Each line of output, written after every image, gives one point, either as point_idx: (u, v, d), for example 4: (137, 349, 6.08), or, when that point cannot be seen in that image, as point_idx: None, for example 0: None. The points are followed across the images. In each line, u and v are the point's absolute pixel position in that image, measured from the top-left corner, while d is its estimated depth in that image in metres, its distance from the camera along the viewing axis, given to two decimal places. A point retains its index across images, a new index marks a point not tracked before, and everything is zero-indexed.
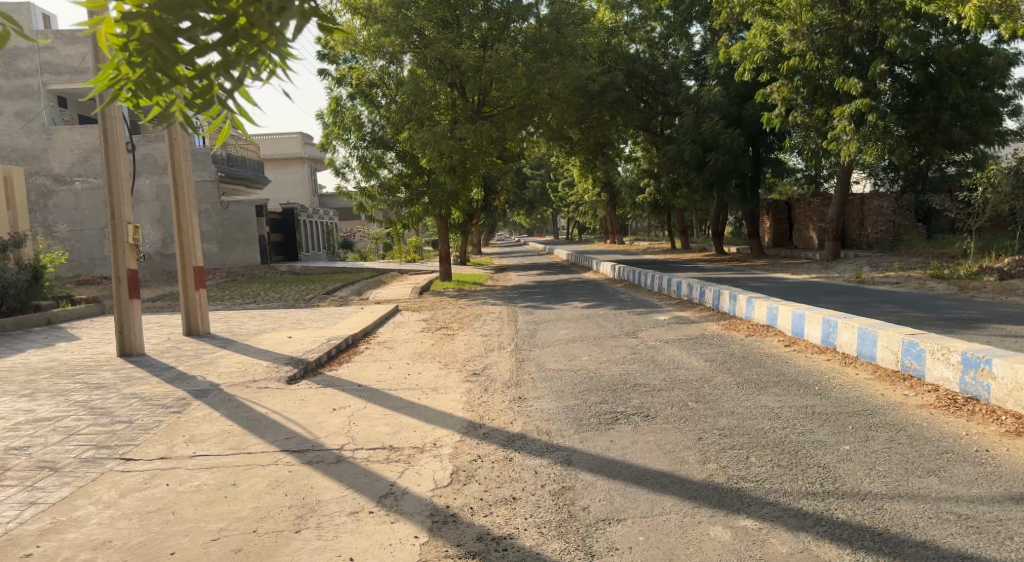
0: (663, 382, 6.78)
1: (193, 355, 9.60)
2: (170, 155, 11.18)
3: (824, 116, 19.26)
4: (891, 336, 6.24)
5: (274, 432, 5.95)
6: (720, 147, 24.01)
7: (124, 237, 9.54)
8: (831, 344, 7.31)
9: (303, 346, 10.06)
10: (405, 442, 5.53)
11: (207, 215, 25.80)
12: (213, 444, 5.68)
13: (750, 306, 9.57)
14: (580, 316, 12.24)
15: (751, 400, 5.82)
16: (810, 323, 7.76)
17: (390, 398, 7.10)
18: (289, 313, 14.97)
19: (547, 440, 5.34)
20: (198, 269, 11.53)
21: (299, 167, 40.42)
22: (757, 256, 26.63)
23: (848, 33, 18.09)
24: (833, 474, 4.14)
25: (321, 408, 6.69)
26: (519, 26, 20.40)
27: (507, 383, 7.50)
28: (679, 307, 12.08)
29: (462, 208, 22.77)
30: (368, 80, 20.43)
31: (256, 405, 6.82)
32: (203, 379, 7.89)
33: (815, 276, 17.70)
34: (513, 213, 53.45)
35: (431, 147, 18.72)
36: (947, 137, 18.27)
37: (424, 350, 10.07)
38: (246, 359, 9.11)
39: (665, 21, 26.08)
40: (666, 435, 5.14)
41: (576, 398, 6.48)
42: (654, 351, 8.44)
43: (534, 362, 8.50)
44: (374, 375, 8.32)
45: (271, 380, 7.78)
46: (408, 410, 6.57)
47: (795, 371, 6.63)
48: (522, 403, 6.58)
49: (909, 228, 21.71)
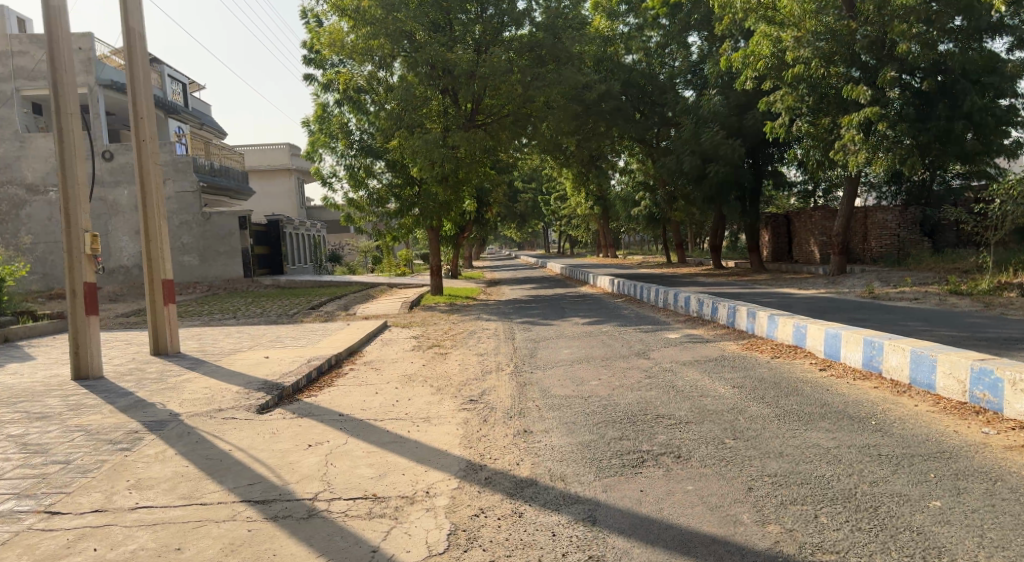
0: (689, 414, 5.87)
1: (157, 378, 8.63)
2: (138, 159, 10.32)
3: (829, 126, 18.49)
4: (955, 361, 5.41)
5: (237, 476, 5.04)
6: (721, 158, 23.27)
7: (81, 247, 8.61)
8: (875, 370, 6.46)
9: (281, 367, 9.12)
10: (392, 490, 4.62)
11: (188, 226, 24.79)
12: (161, 492, 4.75)
13: (773, 323, 8.75)
14: (583, 334, 11.36)
15: (799, 438, 4.96)
16: (848, 345, 6.94)
17: (376, 431, 6.16)
18: (270, 330, 13.99)
19: (561, 489, 4.43)
20: (168, 283, 10.58)
21: (286, 177, 39.47)
22: (758, 271, 25.89)
23: (855, 40, 17.42)
24: (936, 544, 3.27)
25: (294, 444, 5.76)
26: (513, 32, 19.64)
27: (509, 412, 6.60)
28: (689, 325, 11.24)
29: (455, 219, 21.81)
30: (356, 85, 19.43)
31: (219, 441, 5.88)
32: (162, 408, 6.95)
33: (824, 291, 16.87)
34: (506, 227, 52.65)
35: (422, 155, 17.84)
36: (959, 146, 17.43)
37: (414, 372, 9.15)
38: (214, 384, 8.16)
39: (662, 29, 25.45)
40: (708, 484, 4.25)
41: (591, 433, 5.59)
42: (671, 374, 7.58)
43: (538, 387, 7.61)
44: (357, 402, 7.38)
45: (240, 408, 6.85)
46: (396, 446, 5.65)
47: (841, 402, 5.76)
48: (529, 438, 5.68)
49: (916, 242, 20.91)
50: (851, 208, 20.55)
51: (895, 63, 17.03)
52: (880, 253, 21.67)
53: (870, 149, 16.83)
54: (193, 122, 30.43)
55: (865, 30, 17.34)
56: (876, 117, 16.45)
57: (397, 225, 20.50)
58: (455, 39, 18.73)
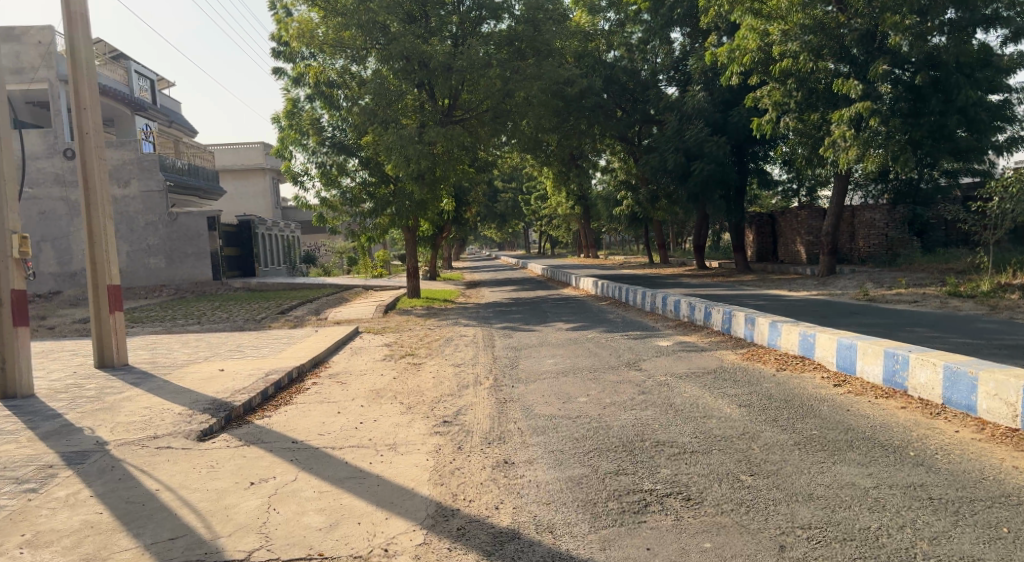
0: (693, 441, 5.10)
1: (94, 397, 7.68)
2: (81, 155, 9.37)
3: (818, 122, 17.89)
4: (1002, 382, 4.71)
5: (156, 527, 4.18)
6: (706, 156, 22.53)
7: (7, 249, 7.62)
8: (900, 387, 5.74)
9: (235, 382, 8.21)
10: (343, 548, 3.80)
11: (154, 227, 23.56)
12: (60, 550, 3.88)
13: (775, 331, 8.05)
14: (568, 342, 10.57)
15: (828, 474, 4.22)
16: (865, 357, 6.22)
17: (333, 463, 5.31)
18: (230, 338, 13.00)
19: (548, 546, 3.65)
20: (114, 288, 9.61)
21: (261, 177, 38.28)
22: (743, 272, 25.30)
23: (844, 34, 16.74)
24: None
25: (234, 482, 4.91)
26: (492, 25, 18.85)
27: (487, 437, 5.79)
28: (681, 331, 10.49)
29: (432, 219, 20.96)
30: (328, 79, 18.46)
31: (145, 478, 5.00)
32: (88, 436, 6.04)
33: (816, 292, 16.22)
34: (487, 227, 51.67)
35: (396, 152, 16.97)
36: (952, 143, 16.86)
37: (383, 386, 8.29)
38: (156, 403, 7.25)
39: (644, 25, 24.64)
40: (730, 541, 3.50)
41: (583, 466, 4.79)
42: (668, 389, 6.80)
43: (519, 405, 6.80)
44: (315, 426, 6.50)
45: (177, 435, 5.97)
46: (354, 484, 4.81)
47: (866, 427, 5.03)
48: (510, 472, 4.86)
49: (904, 241, 20.34)
50: (841, 208, 19.91)
51: (887, 57, 16.38)
52: (867, 252, 21.19)
53: (861, 145, 16.20)
54: (160, 119, 29.24)
55: (855, 23, 16.60)
56: (868, 112, 15.80)
57: (372, 225, 19.52)
58: (431, 32, 17.89)
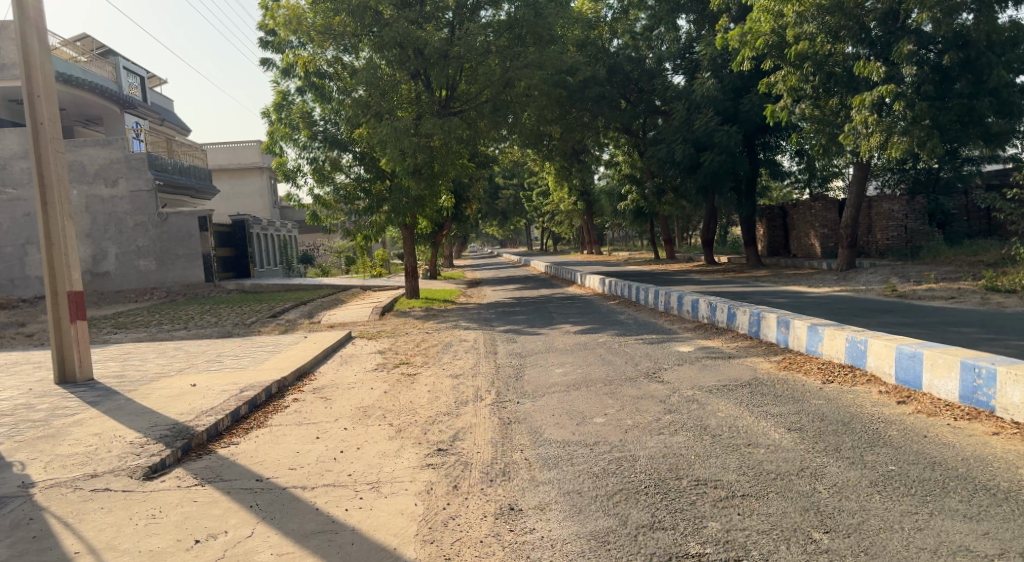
0: (742, 482, 4.11)
1: (40, 421, 6.73)
2: (34, 148, 8.37)
3: (837, 107, 16.88)
4: None
5: None
6: (716, 146, 21.51)
7: None
8: (984, 405, 4.83)
9: (203, 401, 7.26)
10: None
11: (144, 228, 22.56)
12: None
13: (816, 336, 7.09)
14: (576, 347, 9.60)
15: (937, 536, 3.25)
16: (934, 370, 5.29)
17: (302, 510, 4.35)
18: (210, 346, 12.02)
19: None
20: (76, 296, 8.66)
21: (256, 176, 37.33)
22: (755, 266, 24.36)
23: (864, 14, 15.71)
24: None
25: (174, 542, 3.94)
26: (490, 13, 17.81)
27: (488, 471, 4.84)
28: (700, 334, 9.55)
29: (430, 216, 19.99)
30: (318, 69, 17.36)
31: (67, 535, 4.05)
32: (14, 475, 5.08)
33: (839, 289, 15.22)
34: (488, 224, 50.55)
35: (391, 144, 15.97)
36: (982, 127, 15.73)
37: (371, 402, 7.34)
38: (108, 429, 6.29)
39: (649, 10, 23.38)
40: None
41: (608, 518, 3.80)
42: (698, 408, 5.83)
43: (526, 427, 5.85)
44: (287, 456, 5.53)
45: (117, 475, 4.98)
46: (322, 542, 3.86)
47: (960, 462, 4.06)
48: (517, 523, 3.91)
49: (926, 233, 19.37)
50: (860, 198, 18.87)
51: (913, 36, 15.28)
52: (886, 245, 20.19)
53: (885, 132, 15.23)
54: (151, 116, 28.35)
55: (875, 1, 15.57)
56: (892, 95, 14.84)
57: (367, 223, 18.50)
58: (425, 18, 16.89)
